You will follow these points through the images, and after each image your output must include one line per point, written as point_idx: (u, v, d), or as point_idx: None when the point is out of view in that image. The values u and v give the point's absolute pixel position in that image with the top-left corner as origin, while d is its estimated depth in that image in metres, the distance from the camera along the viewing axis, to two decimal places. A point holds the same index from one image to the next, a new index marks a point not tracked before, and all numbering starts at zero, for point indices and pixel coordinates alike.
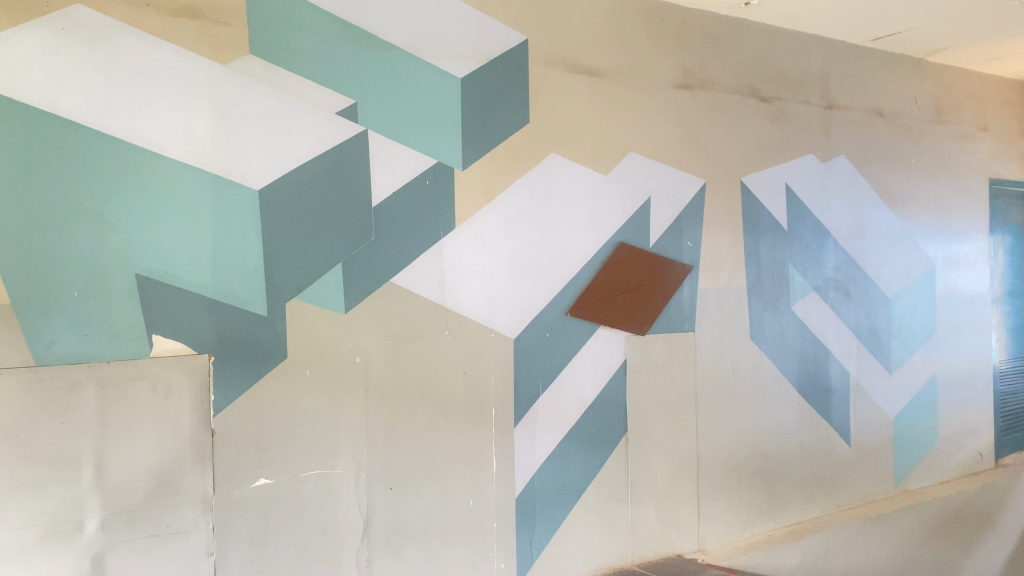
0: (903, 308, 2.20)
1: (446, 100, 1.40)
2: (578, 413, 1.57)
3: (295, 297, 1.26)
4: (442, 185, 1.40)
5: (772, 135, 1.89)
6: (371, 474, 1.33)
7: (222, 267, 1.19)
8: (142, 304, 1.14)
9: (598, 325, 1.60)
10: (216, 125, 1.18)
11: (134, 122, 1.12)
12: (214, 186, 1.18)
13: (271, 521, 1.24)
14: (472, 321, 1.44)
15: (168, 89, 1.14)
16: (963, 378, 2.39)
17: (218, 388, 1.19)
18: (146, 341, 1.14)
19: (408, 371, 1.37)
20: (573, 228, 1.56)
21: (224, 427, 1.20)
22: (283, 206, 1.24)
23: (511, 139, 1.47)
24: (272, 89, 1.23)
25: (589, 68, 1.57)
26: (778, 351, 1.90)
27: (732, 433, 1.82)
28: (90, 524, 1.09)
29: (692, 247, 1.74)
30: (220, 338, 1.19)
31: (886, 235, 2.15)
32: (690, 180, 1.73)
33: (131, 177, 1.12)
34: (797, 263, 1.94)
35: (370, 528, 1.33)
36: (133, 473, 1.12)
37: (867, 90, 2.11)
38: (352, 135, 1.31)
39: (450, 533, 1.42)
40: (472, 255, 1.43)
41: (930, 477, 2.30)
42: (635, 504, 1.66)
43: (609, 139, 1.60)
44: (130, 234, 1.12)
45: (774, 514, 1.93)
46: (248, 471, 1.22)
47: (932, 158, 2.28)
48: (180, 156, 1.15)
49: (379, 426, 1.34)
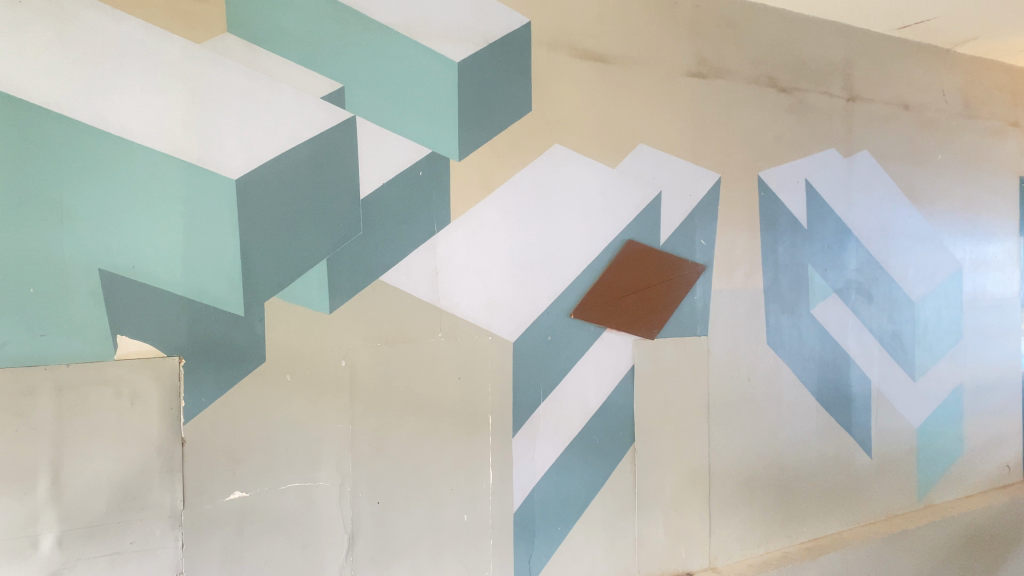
0: (928, 312, 2.09)
1: (442, 84, 1.30)
2: (582, 421, 1.47)
3: (275, 295, 1.16)
4: (436, 177, 1.30)
5: (792, 128, 1.79)
6: (357, 487, 1.24)
7: (195, 263, 1.10)
8: (106, 301, 1.05)
9: (603, 328, 1.50)
10: (191, 109, 1.09)
11: (98, 103, 1.03)
12: (186, 174, 1.09)
13: (246, 538, 1.15)
14: (469, 322, 1.34)
15: (138, 69, 1.05)
16: (991, 386, 2.27)
17: (189, 393, 1.10)
18: (111, 342, 1.05)
19: (397, 376, 1.27)
20: (578, 223, 1.46)
21: (196, 435, 1.11)
22: (261, 198, 1.15)
23: (512, 129, 1.38)
24: (251, 71, 1.13)
25: (597, 54, 1.48)
26: (796, 356, 1.79)
27: (746, 443, 1.72)
28: (45, 541, 1.01)
29: (705, 245, 1.63)
30: (192, 340, 1.10)
31: (911, 235, 2.04)
32: (704, 174, 1.63)
33: (95, 163, 1.03)
34: (817, 264, 1.83)
35: (355, 545, 1.24)
36: (94, 486, 1.03)
37: (892, 82, 2.00)
38: (339, 122, 1.21)
39: (442, 549, 1.32)
40: (468, 252, 1.34)
41: (955, 490, 2.19)
42: (643, 518, 1.56)
43: (618, 129, 1.50)
44: (93, 226, 1.03)
45: (791, 530, 1.82)
46: (221, 483, 1.13)
47: (960, 155, 2.17)
48: (149, 142, 1.06)
49: (366, 435, 1.24)
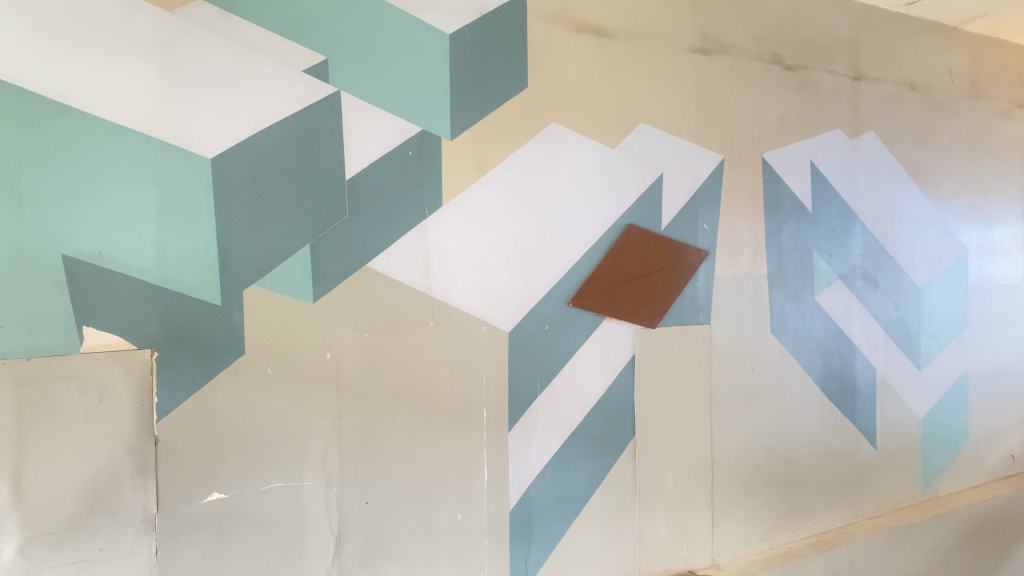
0: (934, 299, 2.03)
1: (433, 58, 1.22)
2: (581, 415, 1.40)
3: (255, 283, 1.09)
4: (427, 157, 1.22)
5: (796, 108, 1.72)
6: (345, 487, 1.16)
7: (167, 249, 1.02)
8: (71, 290, 0.96)
9: (603, 317, 1.43)
10: (160, 82, 1.01)
11: (60, 74, 0.94)
12: (156, 153, 1.01)
13: (227, 542, 1.08)
14: (462, 311, 1.27)
15: (104, 37, 0.97)
16: (996, 374, 2.21)
17: (162, 388, 1.03)
18: (76, 334, 0.97)
19: (387, 369, 1.20)
20: (577, 206, 1.38)
21: (170, 433, 1.03)
22: (239, 179, 1.07)
23: (507, 106, 1.30)
24: (226, 41, 1.05)
25: (596, 27, 1.40)
26: (801, 345, 1.73)
27: (750, 435, 1.65)
28: (6, 549, 0.93)
29: (708, 230, 1.56)
30: (165, 331, 1.02)
31: (917, 219, 1.98)
32: (707, 155, 1.56)
33: (57, 139, 0.95)
34: (822, 249, 1.76)
35: (343, 548, 1.17)
36: (59, 489, 0.96)
37: (898, 60, 1.93)
38: (322, 97, 1.13)
39: (436, 551, 1.26)
40: (461, 237, 1.26)
41: (959, 481, 2.14)
42: (644, 515, 1.49)
43: (618, 107, 1.43)
44: (56, 209, 0.95)
45: (796, 524, 1.77)
46: (199, 484, 1.05)
47: (967, 137, 2.10)
48: (116, 117, 0.98)
49: (353, 432, 1.17)
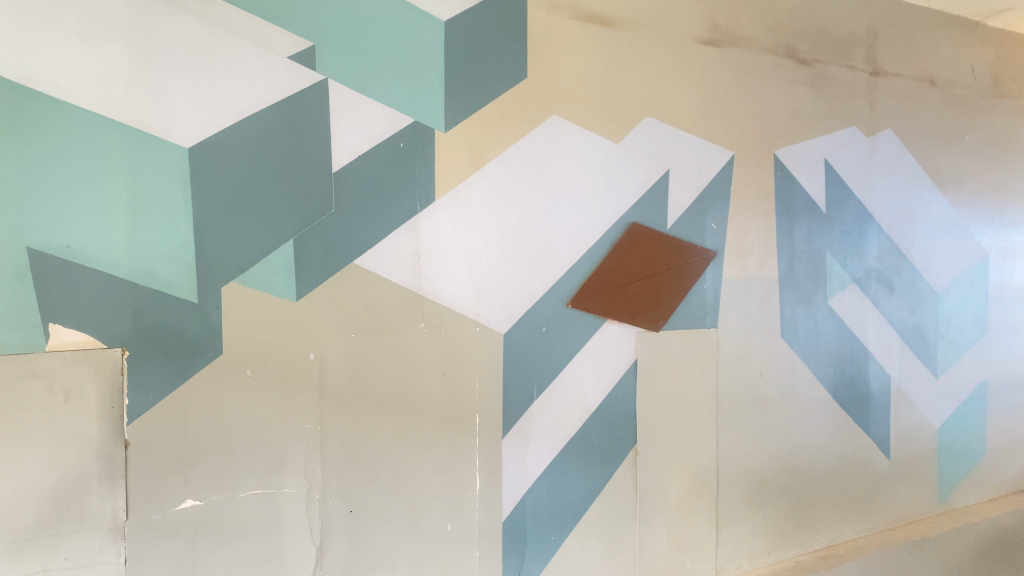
0: (952, 304, 1.96)
1: (427, 45, 1.17)
2: (579, 421, 1.34)
3: (234, 280, 1.03)
4: (419, 149, 1.17)
5: (810, 103, 1.65)
6: (327, 495, 1.11)
7: (141, 244, 0.97)
8: (36, 284, 0.91)
9: (604, 319, 1.37)
10: (134, 67, 0.95)
11: (27, 56, 0.89)
12: (130, 142, 0.96)
13: (201, 551, 1.03)
14: (454, 311, 1.21)
15: (73, 18, 0.91)
16: (1016, 383, 2.14)
17: (134, 389, 0.98)
18: (42, 331, 0.92)
19: (374, 370, 1.15)
20: (578, 203, 1.32)
21: (142, 437, 0.98)
22: (219, 169, 1.01)
23: (504, 97, 1.24)
24: (206, 24, 1.00)
25: (600, 17, 1.34)
26: (812, 351, 1.66)
27: (757, 444, 1.59)
28: None
29: (716, 229, 1.50)
30: (137, 330, 0.97)
31: (935, 221, 1.91)
32: (715, 151, 1.49)
33: (23, 126, 0.89)
34: (836, 251, 1.70)
35: (325, 558, 1.12)
36: (20, 495, 0.91)
37: (918, 55, 1.85)
38: (308, 85, 1.08)
39: (424, 561, 1.20)
40: (454, 233, 1.20)
41: (975, 493, 2.06)
42: (645, 526, 1.43)
43: (623, 99, 1.37)
44: (21, 199, 0.90)
45: (805, 537, 1.70)
46: (171, 491, 1.00)
47: (989, 137, 2.03)
48: (88, 104, 0.93)
49: (337, 437, 1.11)
